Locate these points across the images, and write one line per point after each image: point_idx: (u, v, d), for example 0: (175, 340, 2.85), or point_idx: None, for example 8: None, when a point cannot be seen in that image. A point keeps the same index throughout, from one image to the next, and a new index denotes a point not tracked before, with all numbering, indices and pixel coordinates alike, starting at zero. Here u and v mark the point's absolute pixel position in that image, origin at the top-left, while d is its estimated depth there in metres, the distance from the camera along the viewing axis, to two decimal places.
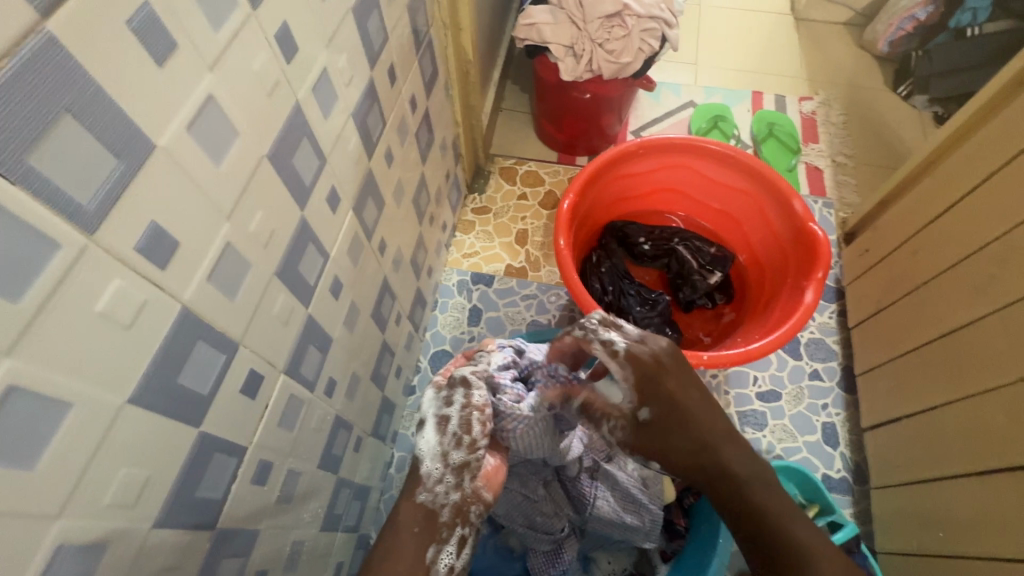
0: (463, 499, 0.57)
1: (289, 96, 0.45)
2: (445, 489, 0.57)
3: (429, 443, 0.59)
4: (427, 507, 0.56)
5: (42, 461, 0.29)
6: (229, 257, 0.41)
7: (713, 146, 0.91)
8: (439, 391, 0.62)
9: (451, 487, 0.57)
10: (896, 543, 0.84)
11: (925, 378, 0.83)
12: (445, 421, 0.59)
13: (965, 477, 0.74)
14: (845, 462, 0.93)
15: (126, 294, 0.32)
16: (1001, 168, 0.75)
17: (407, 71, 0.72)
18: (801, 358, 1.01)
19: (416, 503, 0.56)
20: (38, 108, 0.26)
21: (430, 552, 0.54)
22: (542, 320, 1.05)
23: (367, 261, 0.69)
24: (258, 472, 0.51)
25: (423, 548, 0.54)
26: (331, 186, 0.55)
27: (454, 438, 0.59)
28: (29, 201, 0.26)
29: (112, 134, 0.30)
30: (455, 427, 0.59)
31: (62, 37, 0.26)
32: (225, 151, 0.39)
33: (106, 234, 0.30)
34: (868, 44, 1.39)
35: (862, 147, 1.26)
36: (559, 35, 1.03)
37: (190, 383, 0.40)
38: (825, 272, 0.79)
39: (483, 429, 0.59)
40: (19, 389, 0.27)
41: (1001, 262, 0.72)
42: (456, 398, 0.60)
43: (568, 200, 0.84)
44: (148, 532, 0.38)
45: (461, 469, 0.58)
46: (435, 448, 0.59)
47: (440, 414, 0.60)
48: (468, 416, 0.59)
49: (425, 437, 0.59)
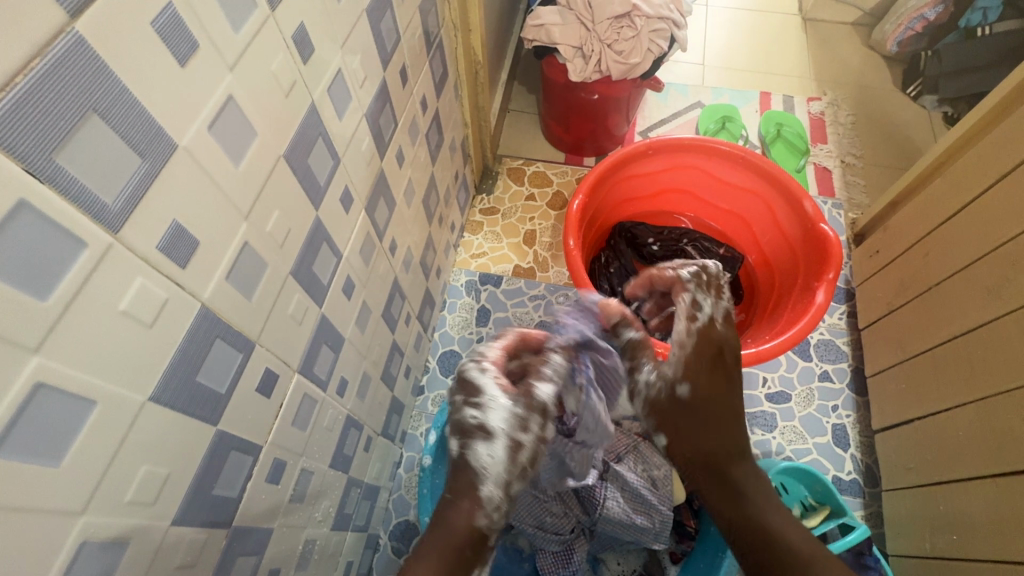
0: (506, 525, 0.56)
1: (305, 96, 0.45)
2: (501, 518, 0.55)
3: (496, 464, 0.54)
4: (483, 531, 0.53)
5: (67, 457, 0.30)
6: (247, 257, 0.42)
7: (723, 147, 0.91)
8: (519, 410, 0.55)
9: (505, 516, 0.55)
10: (909, 546, 0.83)
11: (937, 380, 0.82)
12: (517, 447, 0.55)
13: (978, 479, 0.73)
14: (855, 464, 0.93)
15: (148, 293, 0.33)
16: (1014, 169, 0.74)
17: (419, 72, 0.72)
18: (811, 359, 1.00)
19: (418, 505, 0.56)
20: (66, 108, 0.26)
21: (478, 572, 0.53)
22: (550, 320, 1.05)
23: (378, 261, 0.69)
24: (272, 471, 0.52)
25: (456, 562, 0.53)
26: (344, 186, 0.56)
27: (519, 468, 0.55)
28: (56, 199, 0.26)
29: (136, 133, 0.30)
30: (524, 456, 0.55)
31: (89, 37, 0.26)
32: (244, 151, 0.39)
33: (129, 233, 0.31)
34: (877, 44, 1.39)
35: (871, 147, 1.26)
36: (568, 36, 1.03)
37: (208, 381, 0.40)
38: (836, 273, 0.79)
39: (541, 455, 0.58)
40: (44, 386, 0.28)
41: (1015, 263, 0.72)
42: (534, 426, 0.56)
43: (577, 200, 0.84)
44: (167, 530, 0.39)
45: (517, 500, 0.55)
46: (503, 473, 0.54)
47: (513, 436, 0.55)
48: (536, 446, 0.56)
49: (493, 454, 0.54)
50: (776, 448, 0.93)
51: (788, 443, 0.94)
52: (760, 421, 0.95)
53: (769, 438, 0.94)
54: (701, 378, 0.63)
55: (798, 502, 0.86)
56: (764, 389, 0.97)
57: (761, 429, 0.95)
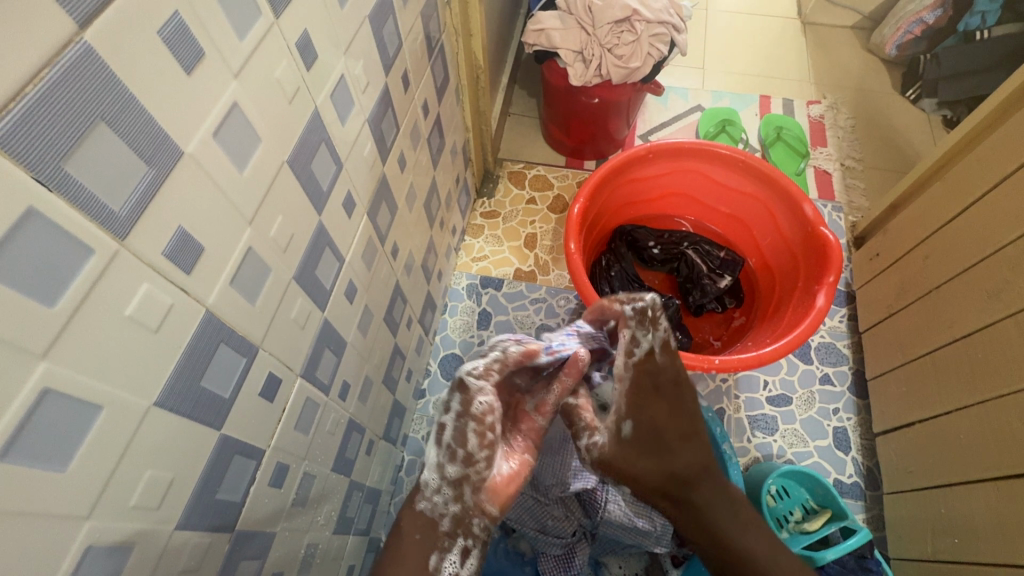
0: (464, 512, 0.56)
1: (308, 102, 0.46)
2: (443, 499, 0.56)
3: (430, 460, 0.57)
4: (426, 516, 0.56)
5: (73, 462, 0.30)
6: (251, 262, 0.42)
7: (723, 150, 0.91)
8: (444, 394, 0.58)
9: (450, 499, 0.56)
10: (910, 549, 0.83)
11: (938, 383, 0.82)
12: (441, 432, 0.56)
13: (979, 482, 0.73)
14: (856, 467, 0.93)
15: (154, 298, 0.33)
16: (1013, 173, 0.75)
17: (420, 77, 0.73)
18: (812, 362, 1.00)
19: (417, 511, 0.56)
20: (74, 117, 0.26)
21: (434, 559, 0.54)
22: (551, 324, 1.05)
23: (380, 266, 0.69)
24: (275, 475, 0.52)
25: (426, 556, 0.54)
26: (347, 191, 0.56)
27: (449, 450, 0.56)
28: (64, 206, 0.27)
29: (142, 141, 0.30)
30: (448, 438, 0.56)
31: (98, 46, 0.26)
32: (248, 157, 0.39)
33: (136, 239, 0.31)
34: (876, 48, 1.39)
35: (871, 150, 1.26)
36: (569, 41, 1.03)
37: (212, 386, 0.40)
38: (837, 276, 0.79)
39: (479, 442, 0.55)
40: (52, 391, 0.28)
41: (1014, 266, 0.72)
42: (454, 405, 0.56)
43: (578, 204, 0.85)
44: (171, 534, 0.39)
45: (460, 483, 0.56)
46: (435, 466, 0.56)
47: (438, 420, 0.57)
48: (464, 426, 0.55)
49: (424, 453, 0.57)
50: (777, 451, 0.94)
51: (789, 446, 0.94)
52: (761, 424, 0.95)
53: (770, 441, 0.94)
54: (636, 420, 0.61)
55: (800, 505, 0.85)
56: (765, 393, 0.98)
57: (762, 432, 0.95)
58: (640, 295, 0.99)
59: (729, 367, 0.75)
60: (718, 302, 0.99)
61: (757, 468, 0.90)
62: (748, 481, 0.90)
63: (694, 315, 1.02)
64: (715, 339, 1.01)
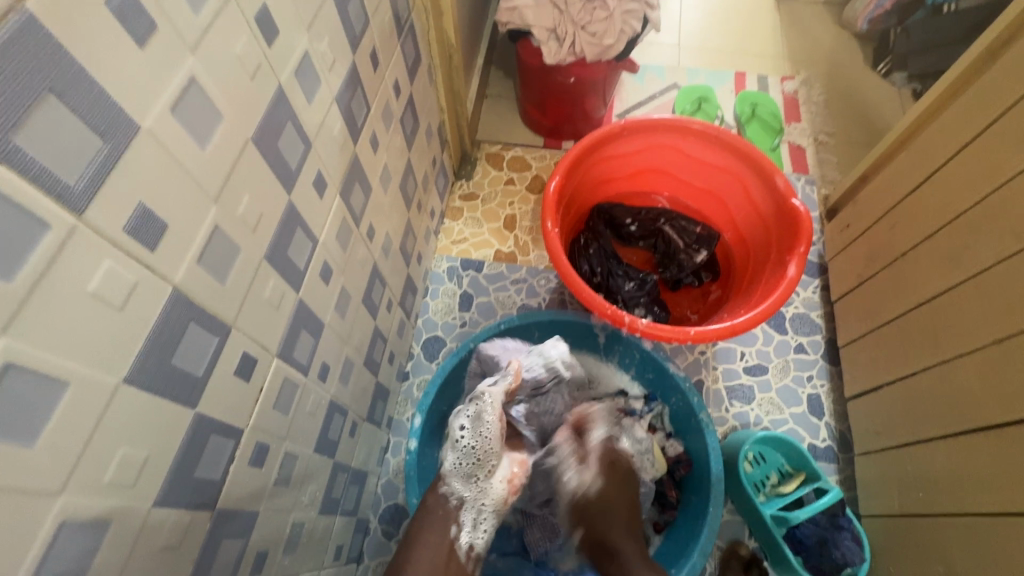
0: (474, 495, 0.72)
1: (271, 79, 0.45)
2: (462, 486, 0.72)
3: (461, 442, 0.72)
4: (445, 497, 0.71)
5: (42, 439, 0.30)
6: (218, 240, 0.42)
7: (696, 126, 0.92)
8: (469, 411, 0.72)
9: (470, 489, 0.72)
10: (879, 505, 0.86)
11: (903, 346, 0.85)
12: (470, 472, 0.72)
13: (943, 439, 0.76)
14: (829, 432, 0.96)
15: (117, 275, 0.33)
16: (976, 137, 0.77)
17: (389, 56, 0.72)
18: (786, 333, 1.03)
19: (439, 493, 0.72)
20: (19, 89, 0.26)
21: (454, 530, 0.70)
22: (532, 304, 1.06)
23: (355, 247, 0.69)
24: (255, 454, 0.52)
25: (447, 528, 0.69)
26: (317, 170, 0.56)
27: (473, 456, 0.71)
28: (15, 178, 0.26)
29: (95, 114, 0.30)
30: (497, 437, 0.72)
31: (41, 15, 0.26)
32: (210, 133, 0.39)
33: (94, 214, 0.31)
34: (848, 23, 1.40)
35: (843, 125, 1.28)
36: (542, 18, 1.03)
37: (184, 365, 0.40)
38: (807, 246, 0.81)
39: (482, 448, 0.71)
40: (14, 367, 0.28)
41: (975, 231, 0.75)
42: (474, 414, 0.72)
43: (554, 182, 0.84)
44: (148, 511, 0.39)
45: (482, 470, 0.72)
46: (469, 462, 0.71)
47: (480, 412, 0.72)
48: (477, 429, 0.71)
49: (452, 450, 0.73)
50: (754, 419, 0.96)
51: (765, 414, 0.97)
52: (738, 394, 0.98)
53: (747, 410, 0.97)
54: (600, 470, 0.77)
55: (776, 470, 0.88)
56: (741, 363, 1.00)
57: (740, 402, 0.97)
58: (619, 272, 1.01)
59: (702, 338, 0.77)
60: (695, 277, 1.01)
61: (733, 436, 0.92)
62: (725, 448, 0.92)
63: (672, 290, 1.05)
64: (692, 313, 1.04)
